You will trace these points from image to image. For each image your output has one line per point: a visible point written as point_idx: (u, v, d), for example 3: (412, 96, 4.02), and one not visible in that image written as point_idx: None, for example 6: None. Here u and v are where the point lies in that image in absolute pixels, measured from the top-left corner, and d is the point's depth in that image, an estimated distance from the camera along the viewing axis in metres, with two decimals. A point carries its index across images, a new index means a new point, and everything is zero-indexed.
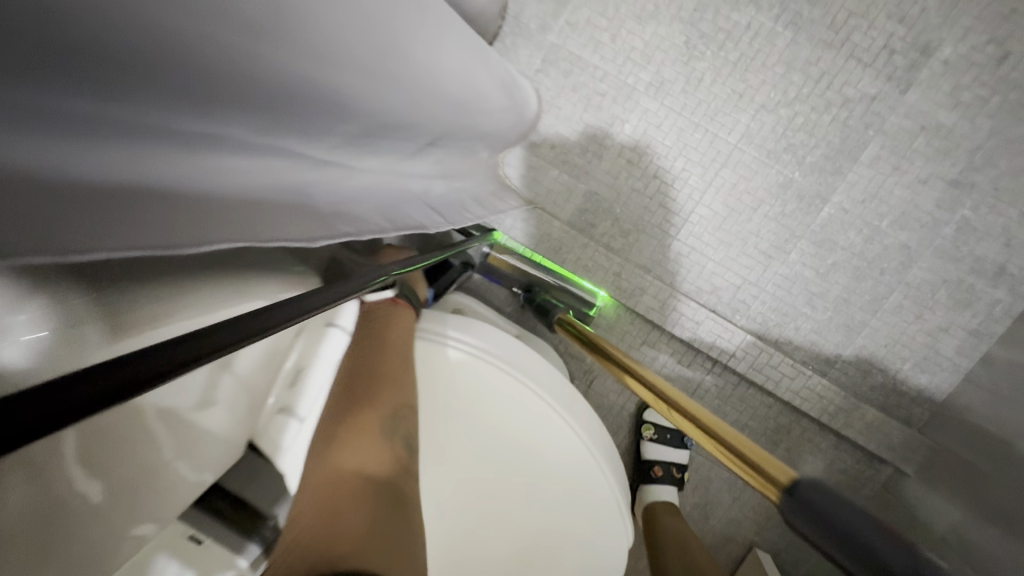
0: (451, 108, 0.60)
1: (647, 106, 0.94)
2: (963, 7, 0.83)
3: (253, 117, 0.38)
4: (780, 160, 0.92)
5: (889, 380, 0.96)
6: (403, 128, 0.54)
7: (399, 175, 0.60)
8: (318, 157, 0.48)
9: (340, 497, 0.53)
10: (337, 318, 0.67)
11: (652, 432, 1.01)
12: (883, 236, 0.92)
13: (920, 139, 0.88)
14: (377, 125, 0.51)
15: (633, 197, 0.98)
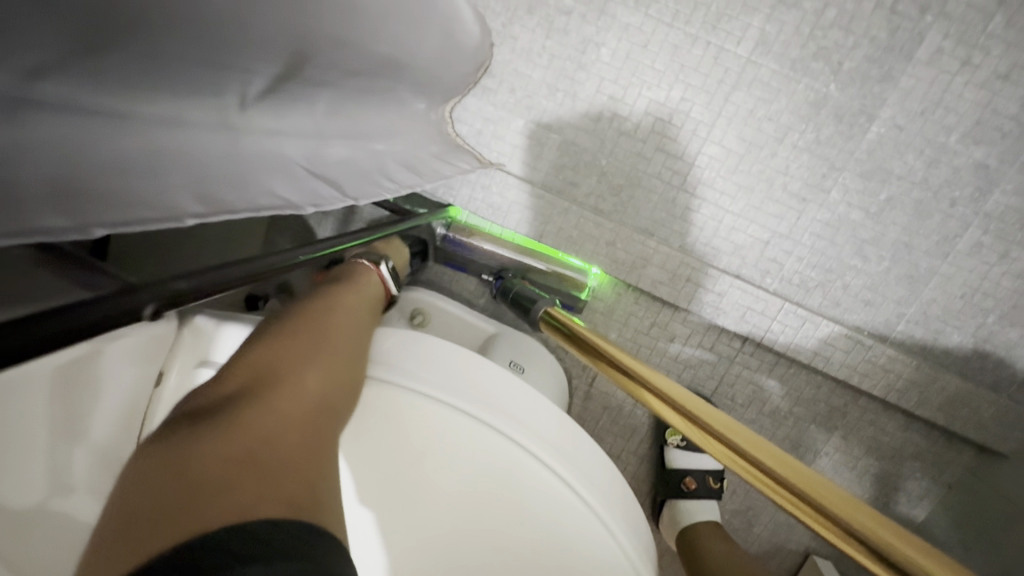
0: (349, 43, 0.41)
1: (627, 21, 0.72)
2: None
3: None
4: (809, 71, 0.70)
5: (969, 340, 0.75)
6: (220, 37, 0.31)
7: (247, 131, 0.38)
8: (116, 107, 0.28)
9: (309, 434, 0.39)
10: (213, 352, 0.54)
11: (678, 437, 0.82)
12: (952, 156, 0.70)
13: (998, 19, 0.65)
14: (107, 5, 0.25)
15: (621, 141, 0.77)
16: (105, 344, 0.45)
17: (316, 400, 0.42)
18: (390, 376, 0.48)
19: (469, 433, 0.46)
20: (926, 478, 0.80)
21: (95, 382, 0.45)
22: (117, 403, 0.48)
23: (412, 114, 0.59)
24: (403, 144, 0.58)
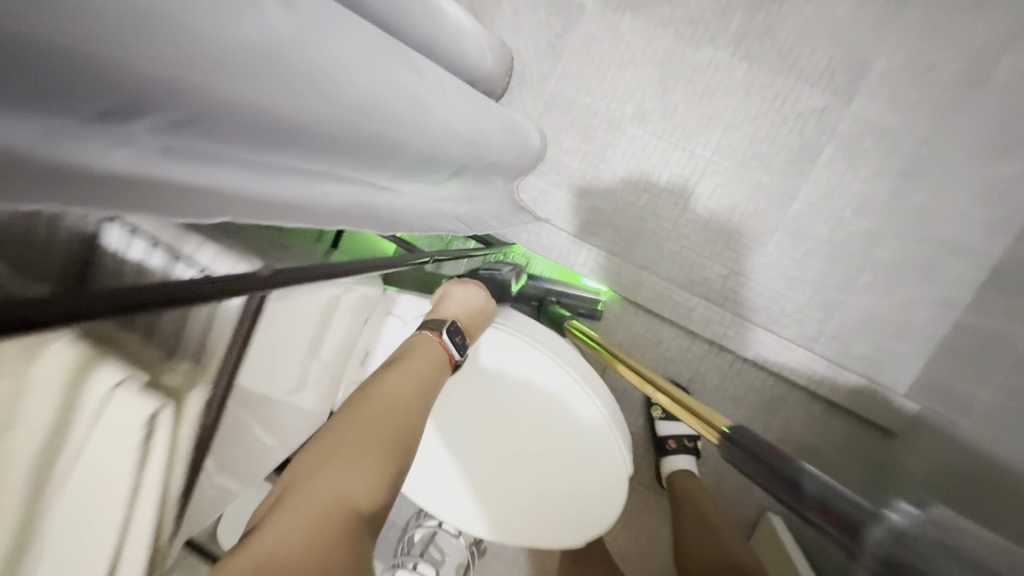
0: (489, 153, 0.83)
1: (633, 133, 1.15)
2: (889, 32, 1.01)
3: (320, 151, 0.46)
4: (750, 167, 1.10)
5: (871, 350, 1.09)
6: (449, 167, 0.73)
7: (435, 196, 0.77)
8: (411, 189, 0.70)
9: (327, 526, 0.50)
10: (394, 308, 0.90)
11: (660, 411, 1.15)
12: (849, 224, 1.07)
13: (869, 140, 1.04)
14: (429, 164, 0.66)
15: (628, 207, 1.17)
16: (343, 301, 0.80)
17: (334, 497, 0.53)
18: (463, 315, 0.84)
19: (507, 346, 0.81)
20: (848, 454, 1.10)
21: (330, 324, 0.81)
22: (335, 340, 0.84)
23: (500, 188, 1.02)
24: (495, 205, 1.01)
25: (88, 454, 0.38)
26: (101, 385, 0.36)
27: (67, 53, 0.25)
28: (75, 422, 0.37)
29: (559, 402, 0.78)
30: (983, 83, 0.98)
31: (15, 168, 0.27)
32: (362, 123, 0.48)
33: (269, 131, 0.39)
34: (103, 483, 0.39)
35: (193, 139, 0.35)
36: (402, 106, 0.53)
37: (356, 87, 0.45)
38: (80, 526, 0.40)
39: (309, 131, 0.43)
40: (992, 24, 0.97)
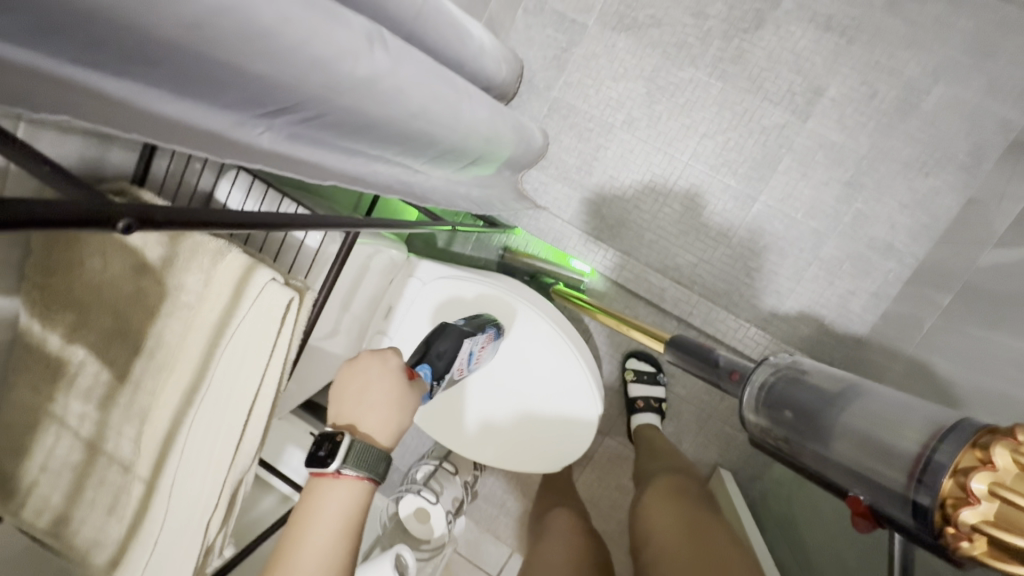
0: (500, 147, 1.01)
1: (622, 137, 1.34)
2: (840, 62, 1.20)
3: (381, 141, 0.65)
4: (720, 171, 1.29)
5: (813, 331, 1.29)
6: (468, 157, 0.90)
7: (453, 180, 0.95)
8: (438, 173, 0.87)
9: None
10: (415, 272, 1.08)
11: (632, 374, 1.34)
12: (800, 224, 1.27)
13: (819, 153, 1.24)
14: (451, 153, 0.83)
15: (616, 201, 1.37)
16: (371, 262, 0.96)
17: None
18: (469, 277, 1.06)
19: (508, 304, 1.04)
20: None
21: (368, 278, 0.99)
22: (368, 293, 1.02)
23: (507, 178, 1.21)
24: (502, 191, 1.19)
25: (241, 333, 0.50)
26: (261, 279, 0.49)
27: (234, 66, 0.42)
28: (238, 309, 0.50)
29: (548, 349, 1.02)
30: (915, 109, 1.17)
31: (197, 133, 0.46)
32: (410, 121, 0.65)
33: (355, 128, 0.59)
34: (252, 359, 0.50)
35: (299, 124, 0.53)
36: (439, 109, 0.70)
37: (408, 95, 0.62)
38: (220, 398, 0.51)
39: (380, 128, 0.62)
40: (924, 61, 1.15)
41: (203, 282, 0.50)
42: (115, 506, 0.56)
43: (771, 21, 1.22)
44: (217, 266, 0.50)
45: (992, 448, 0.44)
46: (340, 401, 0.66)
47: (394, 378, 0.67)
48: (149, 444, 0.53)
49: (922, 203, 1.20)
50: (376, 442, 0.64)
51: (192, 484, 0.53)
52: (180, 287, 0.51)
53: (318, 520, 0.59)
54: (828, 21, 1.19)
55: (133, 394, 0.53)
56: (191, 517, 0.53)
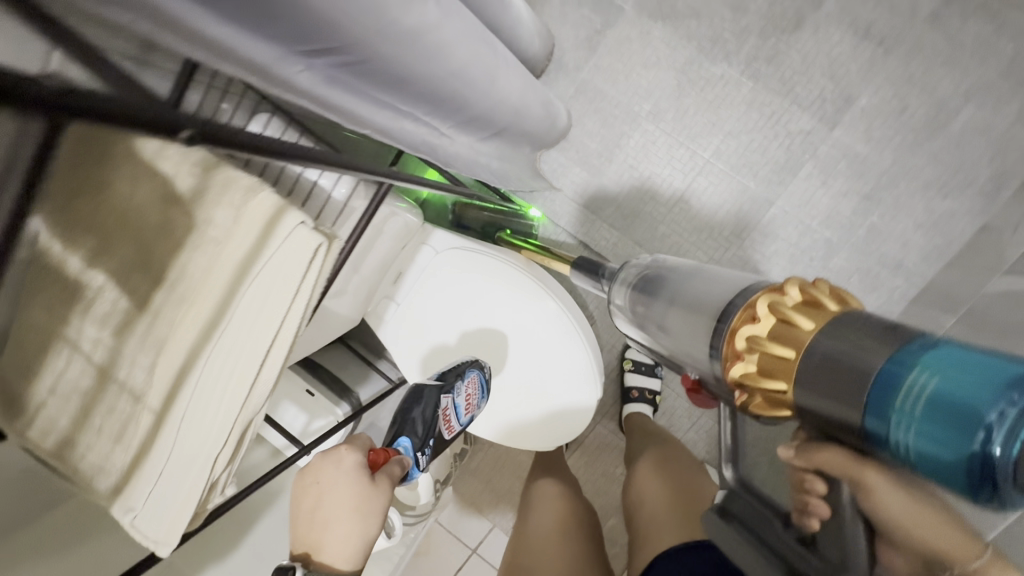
0: (527, 119, 1.00)
1: (647, 127, 1.33)
2: (874, 73, 1.19)
3: (417, 98, 0.64)
4: (741, 171, 1.29)
5: None
6: (496, 125, 0.89)
7: (477, 149, 0.93)
8: (463, 139, 0.86)
9: None
10: (429, 240, 1.07)
11: (630, 364, 1.36)
12: (814, 232, 1.27)
13: (842, 164, 1.23)
14: (482, 118, 0.82)
15: (632, 191, 1.36)
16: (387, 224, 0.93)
17: None
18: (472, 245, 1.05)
19: (511, 274, 1.04)
20: None
21: (383, 241, 0.97)
22: (379, 258, 1.00)
23: (528, 156, 1.20)
24: (520, 168, 1.18)
25: (265, 274, 0.50)
26: (291, 222, 0.49)
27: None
28: (264, 249, 0.49)
29: (551, 321, 1.03)
30: (943, 128, 1.17)
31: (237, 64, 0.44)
32: (448, 77, 0.64)
33: (393, 79, 0.58)
34: (274, 301, 0.50)
35: (339, 67, 0.52)
36: (478, 70, 0.68)
37: (450, 51, 0.60)
38: (239, 334, 0.52)
39: (418, 82, 0.61)
40: (958, 82, 1.15)
41: (232, 220, 0.49)
42: (124, 434, 0.56)
43: (810, 23, 1.20)
44: (248, 205, 0.49)
45: (757, 303, 0.52)
46: (302, 522, 0.63)
47: (354, 477, 0.65)
48: (161, 377, 0.53)
49: (937, 223, 1.20)
50: (337, 567, 0.61)
51: (203, 421, 0.53)
52: (208, 220, 0.50)
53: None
54: (868, 30, 1.18)
55: (152, 324, 0.52)
56: (201, 454, 0.54)
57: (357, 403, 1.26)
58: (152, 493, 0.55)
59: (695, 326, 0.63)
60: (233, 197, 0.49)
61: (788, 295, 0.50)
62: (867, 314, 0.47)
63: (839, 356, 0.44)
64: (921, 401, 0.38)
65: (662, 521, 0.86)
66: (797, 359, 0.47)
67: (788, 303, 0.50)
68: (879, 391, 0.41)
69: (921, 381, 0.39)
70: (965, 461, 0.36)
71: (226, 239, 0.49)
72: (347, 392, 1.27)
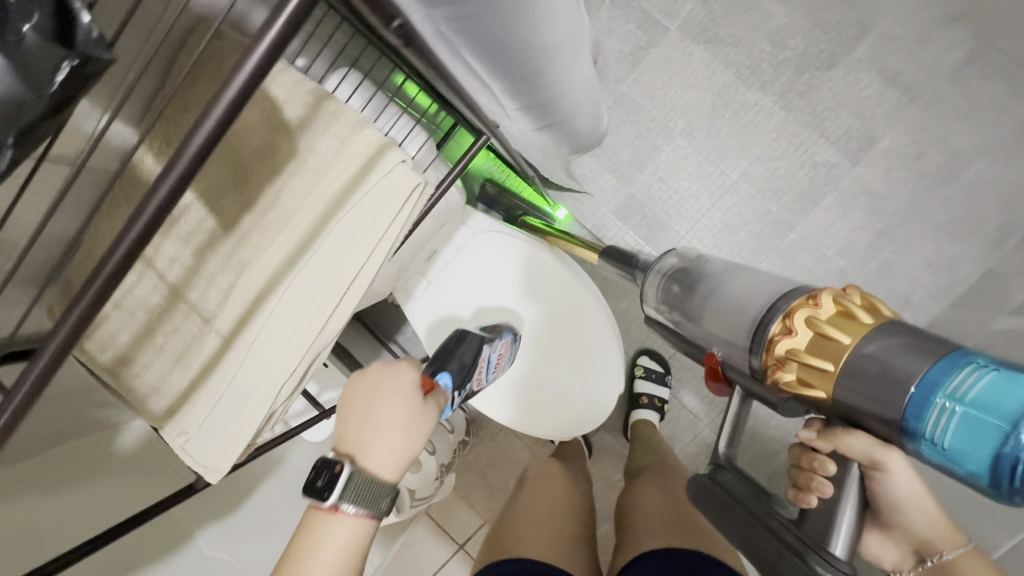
0: (582, 118, 1.02)
1: (679, 143, 1.38)
2: (898, 117, 1.26)
3: (503, 70, 0.68)
4: (765, 196, 1.34)
5: None
6: (556, 118, 0.92)
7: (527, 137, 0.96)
8: (523, 123, 0.88)
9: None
10: (467, 223, 1.08)
11: (641, 371, 1.37)
12: (829, 260, 1.32)
13: (861, 200, 1.29)
14: (546, 108, 0.85)
15: (658, 203, 1.40)
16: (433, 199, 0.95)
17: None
18: (510, 232, 1.06)
19: (546, 266, 1.05)
20: None
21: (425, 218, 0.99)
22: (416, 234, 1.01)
23: (567, 158, 1.22)
24: (557, 165, 1.22)
25: (358, 208, 0.51)
26: (393, 159, 0.50)
27: None
28: (363, 183, 0.50)
29: (580, 316, 1.05)
30: (959, 176, 1.24)
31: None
32: (542, 57, 0.66)
33: (488, 47, 0.63)
34: (363, 233, 0.51)
35: (450, 21, 0.58)
36: (565, 58, 0.71)
37: (549, 37, 0.63)
38: (323, 266, 0.52)
39: (514, 52, 0.63)
40: (975, 134, 1.22)
41: (337, 150, 0.51)
42: (185, 356, 0.55)
43: (843, 64, 1.27)
44: (354, 139, 0.51)
45: (794, 313, 0.54)
46: (347, 421, 0.58)
47: (404, 391, 0.59)
48: (239, 300, 0.53)
49: (945, 265, 1.26)
50: (376, 477, 0.56)
51: (270, 351, 0.53)
52: (313, 148, 0.51)
53: (320, 556, 0.53)
54: (896, 76, 1.25)
55: (237, 247, 0.53)
56: (264, 385, 0.53)
57: None
58: (207, 419, 0.55)
59: (733, 323, 0.64)
60: (338, 132, 0.51)
61: (824, 306, 0.52)
62: (896, 320, 0.51)
63: (880, 365, 0.48)
64: (964, 405, 0.43)
65: (649, 521, 0.94)
66: (837, 369, 0.50)
67: (831, 304, 0.52)
68: (921, 391, 0.46)
69: (965, 386, 0.44)
70: (993, 460, 0.42)
71: (327, 169, 0.51)
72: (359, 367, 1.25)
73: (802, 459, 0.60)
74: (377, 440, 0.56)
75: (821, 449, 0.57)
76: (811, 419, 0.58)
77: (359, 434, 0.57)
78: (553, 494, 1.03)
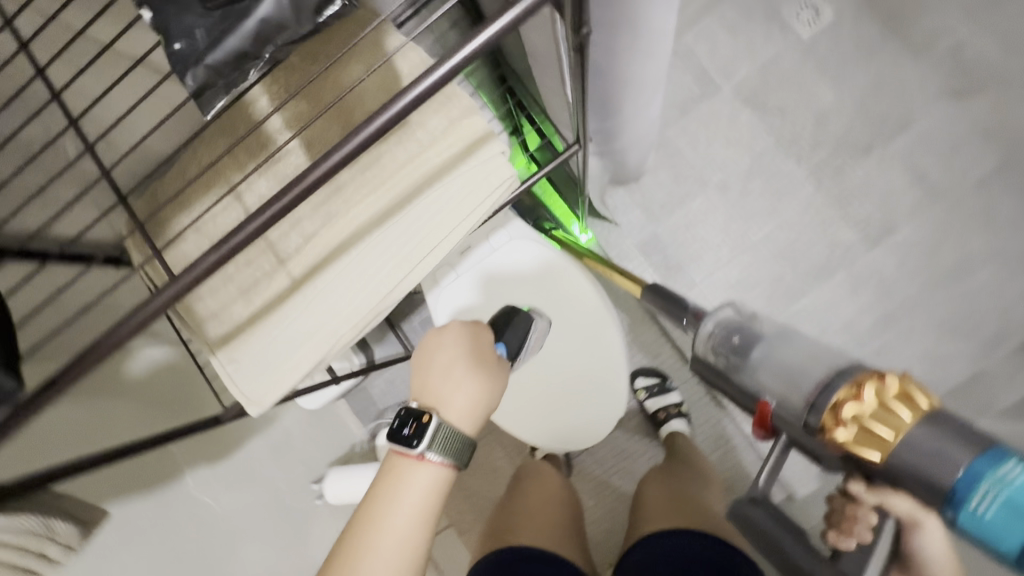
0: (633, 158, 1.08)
1: (711, 195, 1.44)
2: (917, 214, 1.34)
3: (592, 92, 0.72)
4: (782, 261, 1.40)
5: None
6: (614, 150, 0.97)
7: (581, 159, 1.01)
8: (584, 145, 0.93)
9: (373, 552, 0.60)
10: (505, 226, 1.10)
11: (643, 395, 1.39)
12: (831, 334, 1.37)
13: (870, 283, 1.36)
14: (611, 137, 0.90)
15: (681, 246, 1.45)
16: None
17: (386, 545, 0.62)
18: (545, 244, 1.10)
19: (573, 282, 1.10)
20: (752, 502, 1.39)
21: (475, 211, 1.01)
22: None
23: (604, 186, 1.28)
24: (594, 190, 1.26)
25: (451, 186, 0.54)
26: (493, 149, 0.54)
27: None
28: (462, 163, 0.54)
29: (595, 335, 1.10)
30: (963, 280, 1.32)
31: None
32: (632, 87, 0.71)
33: (591, 68, 0.66)
34: (450, 210, 0.55)
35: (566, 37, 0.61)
36: (648, 95, 0.76)
37: (646, 72, 0.68)
38: (404, 232, 0.55)
39: (613, 78, 0.68)
40: (983, 245, 1.31)
41: (444, 129, 0.54)
42: (250, 290, 0.57)
43: (876, 155, 1.36)
44: (462, 123, 0.54)
45: (863, 385, 0.56)
46: (427, 377, 0.69)
47: (474, 349, 0.71)
48: (317, 247, 0.55)
49: (937, 360, 1.33)
50: (457, 422, 0.66)
51: (336, 300, 0.55)
52: (423, 122, 0.55)
53: (407, 492, 0.62)
54: (923, 177, 1.34)
55: (328, 198, 0.56)
56: (323, 331, 0.55)
57: (370, 358, 1.25)
58: (258, 355, 0.56)
59: (791, 390, 0.66)
60: (449, 113, 0.55)
61: (890, 384, 0.55)
62: (948, 410, 0.54)
63: (936, 446, 0.52)
64: (1003, 493, 0.48)
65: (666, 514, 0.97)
66: (897, 441, 0.54)
67: (897, 383, 0.55)
68: (967, 480, 0.50)
69: (1011, 476, 0.48)
70: None
71: (430, 144, 0.54)
72: (365, 345, 1.24)
73: (842, 506, 0.63)
74: (459, 390, 0.68)
75: (863, 502, 0.60)
76: (854, 473, 0.61)
77: (442, 387, 0.68)
78: (548, 493, 1.06)
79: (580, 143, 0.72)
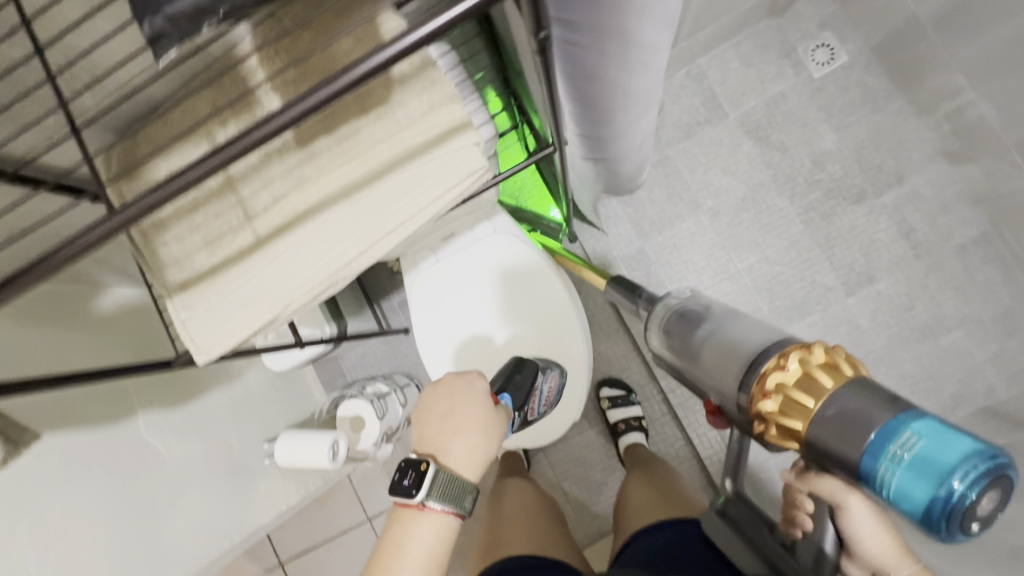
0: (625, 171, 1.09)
1: (701, 219, 1.46)
2: (899, 267, 1.36)
3: (582, 98, 0.73)
4: (761, 294, 1.42)
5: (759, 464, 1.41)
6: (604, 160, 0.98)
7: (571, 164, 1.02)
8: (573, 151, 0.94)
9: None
10: (491, 218, 1.11)
11: (606, 403, 1.41)
12: None
13: (843, 328, 1.38)
14: (601, 145, 0.91)
15: (664, 265, 1.47)
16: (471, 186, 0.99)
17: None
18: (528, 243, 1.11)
19: (550, 284, 1.11)
20: None
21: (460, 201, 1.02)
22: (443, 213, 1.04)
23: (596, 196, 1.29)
24: (585, 198, 1.27)
25: (423, 168, 0.56)
26: (469, 138, 0.56)
27: None
28: (437, 147, 0.56)
29: (563, 338, 1.12)
30: (934, 337, 1.33)
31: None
32: (621, 100, 0.72)
33: (583, 75, 0.67)
34: (419, 191, 0.56)
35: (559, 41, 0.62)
36: (638, 109, 0.77)
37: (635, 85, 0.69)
38: (371, 205, 0.56)
39: (603, 87, 0.69)
40: (959, 306, 1.33)
41: (424, 112, 0.56)
42: (214, 243, 0.58)
43: (868, 204, 1.38)
44: (442, 109, 0.56)
45: (788, 355, 0.60)
46: (431, 427, 0.74)
47: (479, 402, 0.75)
48: (285, 209, 0.57)
49: None
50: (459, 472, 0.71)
51: (295, 263, 0.57)
52: (404, 103, 0.56)
53: (412, 545, 0.66)
54: (909, 232, 1.36)
55: (301, 163, 0.57)
56: (279, 291, 0.57)
57: (342, 330, 1.25)
58: (213, 305, 0.57)
59: (726, 366, 0.70)
60: (432, 98, 0.56)
61: (814, 354, 0.59)
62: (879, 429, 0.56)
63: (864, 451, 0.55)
64: (902, 466, 0.49)
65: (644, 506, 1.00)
66: (816, 407, 0.56)
67: (821, 353, 0.59)
68: (874, 441, 0.51)
69: (908, 444, 0.49)
70: (928, 503, 0.47)
71: (408, 125, 0.56)
72: (338, 316, 1.24)
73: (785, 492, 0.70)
74: (460, 444, 0.72)
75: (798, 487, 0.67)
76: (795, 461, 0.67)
77: (444, 440, 0.72)
78: (525, 500, 1.09)
79: (564, 146, 0.73)
